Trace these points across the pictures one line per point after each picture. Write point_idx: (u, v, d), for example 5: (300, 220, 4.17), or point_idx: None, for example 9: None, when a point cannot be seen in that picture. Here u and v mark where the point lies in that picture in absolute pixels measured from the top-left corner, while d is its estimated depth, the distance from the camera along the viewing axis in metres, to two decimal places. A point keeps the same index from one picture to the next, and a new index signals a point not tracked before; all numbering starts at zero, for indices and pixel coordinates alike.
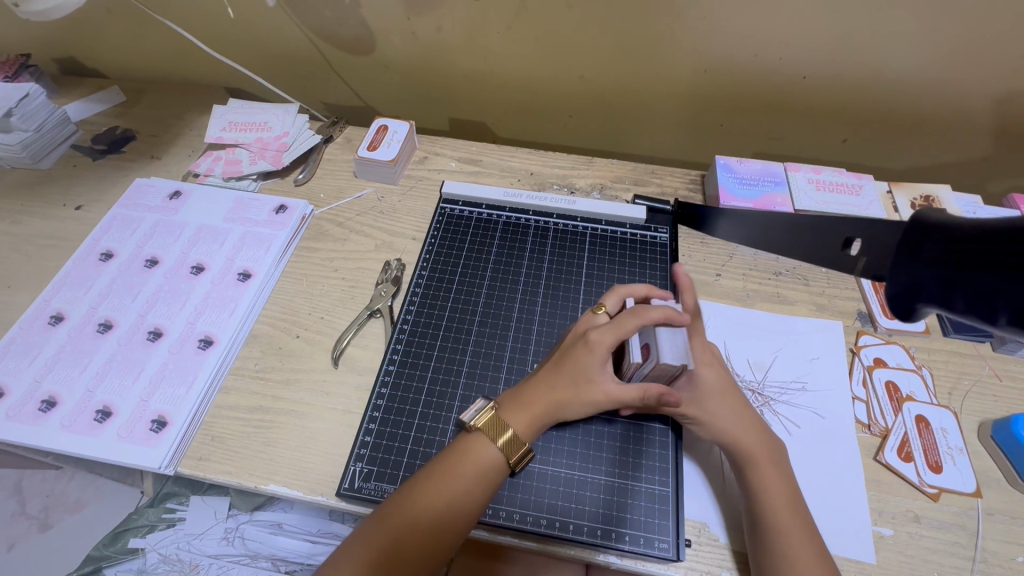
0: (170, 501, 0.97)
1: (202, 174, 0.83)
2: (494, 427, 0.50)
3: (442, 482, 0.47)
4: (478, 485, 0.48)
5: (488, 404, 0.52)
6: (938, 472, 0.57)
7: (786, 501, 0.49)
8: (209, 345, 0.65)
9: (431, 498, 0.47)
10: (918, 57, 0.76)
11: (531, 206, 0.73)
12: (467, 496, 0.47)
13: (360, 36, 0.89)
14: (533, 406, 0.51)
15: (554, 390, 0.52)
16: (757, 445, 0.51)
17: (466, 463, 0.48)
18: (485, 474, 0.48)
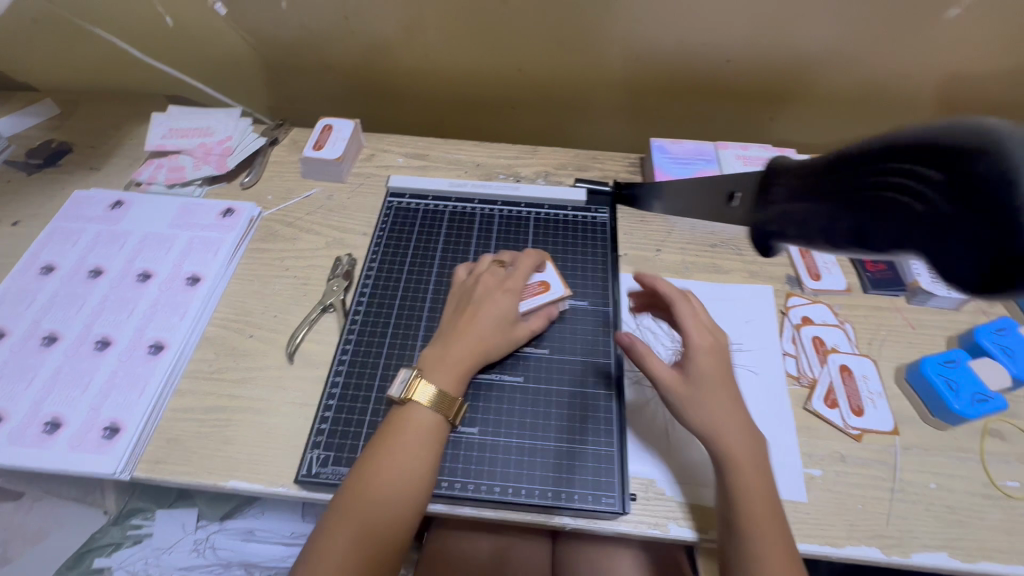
0: (135, 517, 0.96)
1: (144, 183, 0.82)
2: (419, 389, 0.53)
3: (385, 457, 0.49)
4: (423, 449, 0.51)
5: (412, 372, 0.54)
6: (860, 415, 0.62)
7: (761, 495, 0.49)
8: (160, 350, 0.65)
9: (383, 465, 0.49)
10: (827, 36, 0.82)
11: (476, 194, 0.76)
12: (416, 462, 0.50)
13: (299, 38, 0.90)
14: (455, 358, 0.55)
15: (477, 337, 0.56)
16: (741, 446, 0.51)
17: (405, 433, 0.51)
18: (423, 438, 0.51)
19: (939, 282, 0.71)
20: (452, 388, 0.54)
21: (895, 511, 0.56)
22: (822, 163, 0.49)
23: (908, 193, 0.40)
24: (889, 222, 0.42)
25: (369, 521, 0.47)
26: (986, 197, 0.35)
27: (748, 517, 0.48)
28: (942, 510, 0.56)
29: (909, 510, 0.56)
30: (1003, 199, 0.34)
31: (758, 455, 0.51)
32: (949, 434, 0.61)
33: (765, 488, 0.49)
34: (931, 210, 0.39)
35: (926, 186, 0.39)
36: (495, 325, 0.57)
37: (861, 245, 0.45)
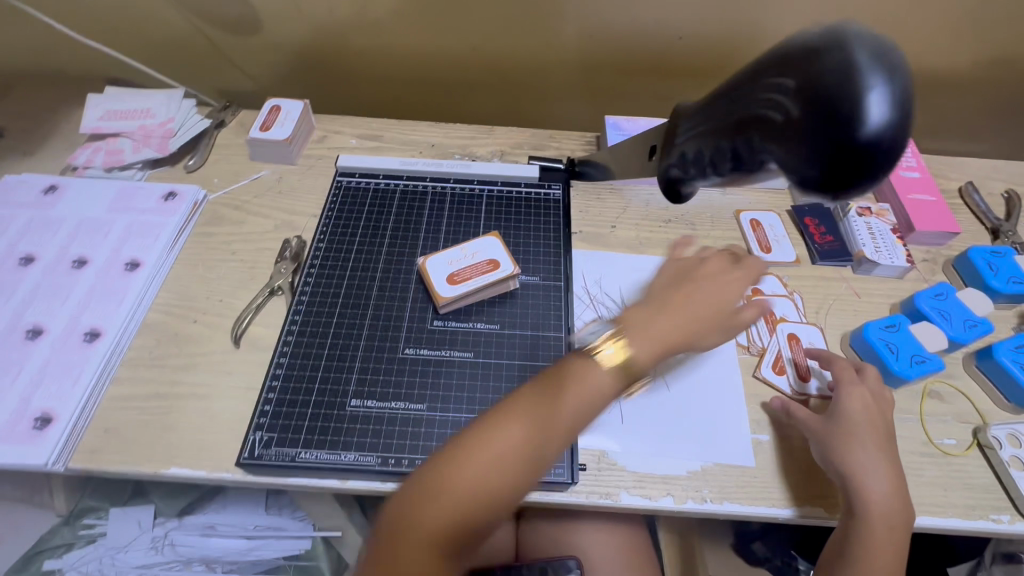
0: (88, 517, 0.94)
1: (80, 167, 0.79)
2: (534, 413, 0.44)
3: (476, 464, 0.42)
4: (523, 470, 0.42)
5: (533, 398, 0.44)
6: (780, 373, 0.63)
7: (886, 540, 0.50)
8: (96, 337, 0.62)
9: (462, 488, 0.41)
10: (774, 12, 0.83)
11: (428, 172, 0.74)
12: (511, 480, 0.42)
13: (244, 16, 0.87)
14: (567, 406, 0.44)
15: (574, 396, 0.45)
16: (895, 492, 0.52)
17: (505, 452, 0.42)
18: (525, 460, 0.43)
19: (883, 252, 0.73)
20: (572, 419, 0.44)
21: None
22: (713, 93, 0.48)
23: (769, 102, 0.40)
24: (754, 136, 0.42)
25: (429, 549, 0.40)
26: (826, 95, 0.36)
27: (876, 533, 0.50)
28: None
29: None
30: (840, 95, 0.36)
31: (900, 509, 0.52)
32: (891, 397, 0.63)
33: (896, 502, 0.52)
34: (786, 117, 0.39)
35: (781, 93, 0.39)
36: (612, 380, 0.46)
37: (739, 164, 0.45)
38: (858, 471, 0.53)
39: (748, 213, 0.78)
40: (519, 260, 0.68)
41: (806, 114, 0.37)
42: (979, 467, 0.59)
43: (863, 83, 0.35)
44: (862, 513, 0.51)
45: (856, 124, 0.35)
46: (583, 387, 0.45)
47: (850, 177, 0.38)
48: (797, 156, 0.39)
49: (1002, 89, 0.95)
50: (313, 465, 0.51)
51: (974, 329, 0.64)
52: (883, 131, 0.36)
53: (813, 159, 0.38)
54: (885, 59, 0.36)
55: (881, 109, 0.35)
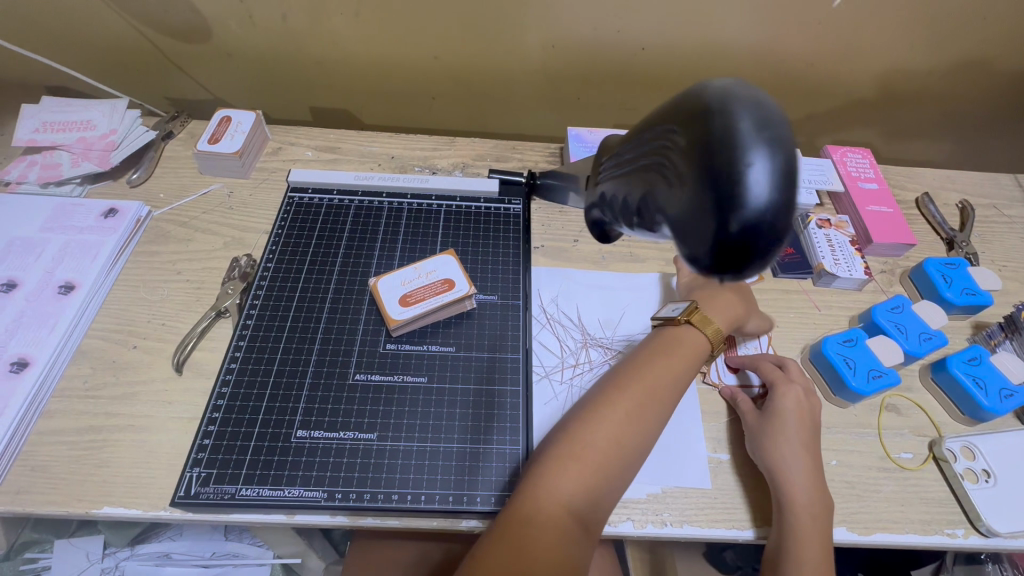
0: (31, 550, 0.88)
1: (13, 182, 0.74)
2: (613, 438, 0.49)
3: (561, 484, 0.46)
4: (603, 492, 0.47)
5: (610, 416, 0.50)
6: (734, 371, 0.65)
7: (812, 533, 0.50)
8: (24, 367, 0.58)
9: (568, 480, 0.46)
10: (736, 24, 0.83)
11: (384, 187, 0.72)
12: (597, 499, 0.47)
13: (192, 23, 0.83)
14: (631, 425, 0.50)
15: (635, 412, 0.51)
16: (816, 486, 0.53)
17: (586, 472, 0.47)
18: (604, 482, 0.47)
19: (842, 265, 0.73)
20: (640, 442, 0.50)
21: None
22: (632, 134, 0.43)
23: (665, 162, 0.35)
24: (650, 193, 0.37)
25: (546, 541, 0.43)
26: (710, 164, 0.31)
27: (802, 523, 0.51)
28: (841, 486, 0.58)
29: None
30: (726, 166, 0.30)
31: (822, 500, 0.52)
32: (849, 411, 0.63)
33: (817, 494, 0.53)
34: (676, 181, 0.34)
35: (675, 152, 0.34)
36: (662, 395, 0.53)
37: (641, 223, 0.40)
38: (780, 463, 0.54)
39: None
40: (477, 278, 0.66)
41: (689, 184, 0.32)
42: (935, 481, 0.59)
43: (741, 155, 0.30)
44: (786, 504, 0.52)
45: (731, 201, 0.30)
46: (652, 377, 0.53)
47: (734, 262, 0.31)
48: (685, 228, 0.33)
49: (956, 101, 0.97)
50: (254, 502, 0.49)
51: (929, 341, 0.65)
52: (764, 212, 0.30)
53: (696, 234, 0.32)
54: (774, 131, 0.30)
55: (761, 186, 0.29)
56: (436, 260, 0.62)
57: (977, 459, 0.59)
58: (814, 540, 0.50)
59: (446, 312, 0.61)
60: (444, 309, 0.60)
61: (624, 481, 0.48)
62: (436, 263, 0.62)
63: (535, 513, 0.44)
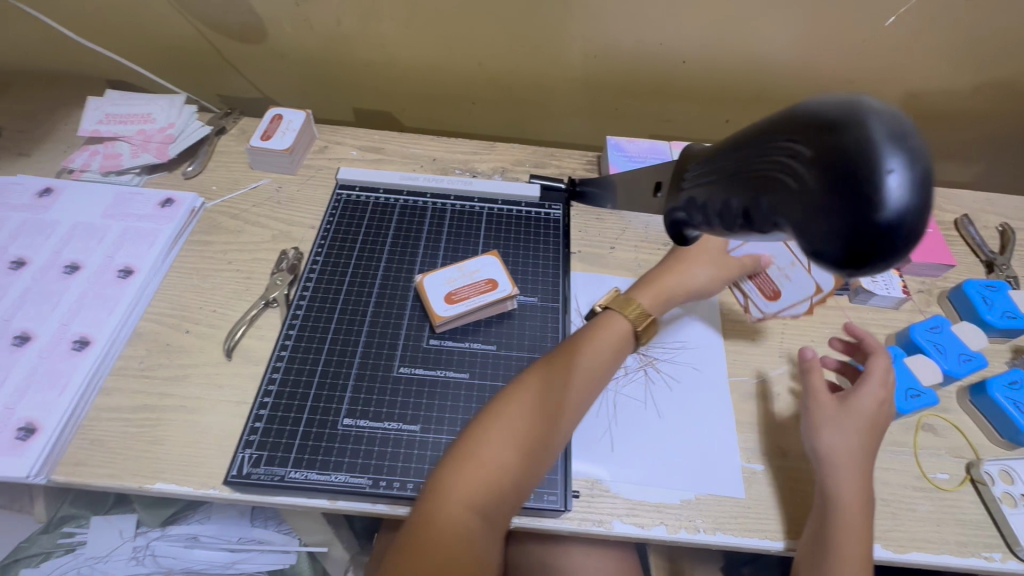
0: (69, 524, 0.93)
1: (77, 170, 0.78)
2: (513, 441, 0.50)
3: (459, 489, 0.47)
4: (506, 494, 0.48)
5: (510, 416, 0.51)
6: (773, 300, 0.67)
7: (854, 533, 0.50)
8: (86, 345, 0.61)
9: (468, 481, 0.47)
10: (776, 40, 0.84)
11: (428, 188, 0.74)
12: (497, 502, 0.48)
13: (248, 24, 0.87)
14: (531, 424, 0.51)
15: (537, 412, 0.51)
16: (864, 488, 0.53)
17: (486, 476, 0.48)
18: (505, 485, 0.48)
19: (879, 282, 0.73)
20: (541, 442, 0.50)
21: None
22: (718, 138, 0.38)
23: (781, 163, 0.28)
24: (739, 193, 0.31)
25: (445, 547, 0.44)
26: (838, 159, 0.25)
27: (841, 519, 0.51)
28: (877, 503, 0.58)
29: None
30: (858, 161, 0.24)
31: (868, 504, 0.52)
32: (886, 429, 0.63)
33: (865, 489, 0.52)
34: (802, 187, 0.27)
35: (783, 148, 0.29)
36: (567, 392, 0.53)
37: (723, 224, 0.34)
38: (835, 452, 0.54)
39: None
40: (518, 279, 0.68)
41: (825, 188, 0.25)
42: (972, 503, 0.59)
43: (878, 152, 0.24)
44: (830, 493, 0.52)
45: (861, 201, 0.24)
46: (555, 380, 0.54)
47: (853, 265, 0.26)
48: (793, 229, 0.27)
49: (999, 122, 0.96)
50: (301, 485, 0.50)
51: (967, 362, 0.64)
52: (901, 216, 0.24)
53: (808, 235, 0.27)
54: (913, 139, 0.25)
55: (900, 188, 0.24)
56: (473, 262, 0.64)
57: (1016, 483, 0.59)
58: (857, 538, 0.50)
59: (484, 312, 0.62)
60: (478, 310, 0.61)
61: (527, 483, 0.49)
62: (476, 264, 0.64)
63: (433, 518, 0.46)
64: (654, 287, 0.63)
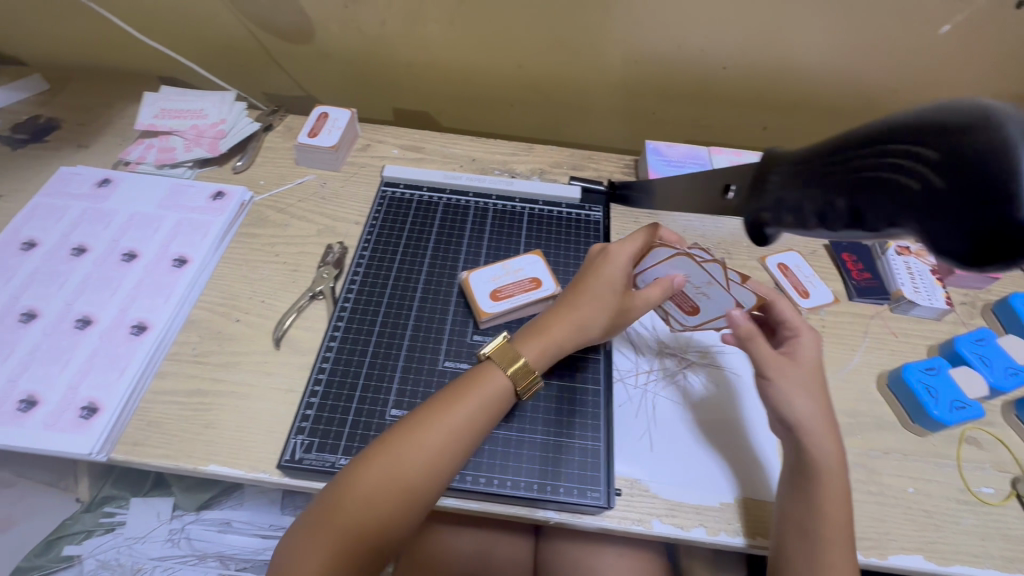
0: (109, 504, 0.95)
1: (133, 162, 0.81)
2: (404, 458, 0.48)
3: (353, 505, 0.47)
4: (400, 510, 0.48)
5: (401, 435, 0.50)
6: (808, 297, 0.73)
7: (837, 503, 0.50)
8: (143, 331, 0.64)
9: (360, 497, 0.47)
10: (819, 48, 0.84)
11: (471, 187, 0.76)
12: (391, 518, 0.47)
13: (297, 24, 0.89)
14: (426, 443, 0.49)
15: (432, 431, 0.50)
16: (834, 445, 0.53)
17: (381, 494, 0.47)
18: (404, 501, 0.48)
19: (922, 293, 0.72)
20: (437, 459, 0.49)
21: (873, 514, 0.57)
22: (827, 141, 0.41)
23: (896, 169, 0.34)
24: (879, 195, 0.35)
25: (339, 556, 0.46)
26: (982, 167, 0.29)
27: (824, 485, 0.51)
28: (919, 514, 0.57)
29: (888, 514, 0.57)
30: (1001, 168, 0.29)
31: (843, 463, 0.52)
32: (927, 440, 0.62)
33: (839, 454, 0.52)
34: (925, 188, 0.32)
35: (921, 155, 0.33)
36: (463, 413, 0.51)
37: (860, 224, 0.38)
38: (807, 418, 0.53)
39: (773, 258, 0.77)
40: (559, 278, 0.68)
41: (948, 188, 0.31)
42: (1017, 518, 0.58)
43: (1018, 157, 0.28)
44: (811, 461, 0.52)
45: (1009, 200, 0.28)
46: (449, 399, 0.52)
47: (997, 254, 0.30)
48: (941, 227, 0.32)
49: None
50: None
51: (1015, 376, 0.63)
52: None
53: (956, 231, 0.31)
54: None
55: None
56: (520, 263, 0.65)
57: None
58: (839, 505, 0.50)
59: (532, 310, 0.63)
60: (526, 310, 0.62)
61: (425, 498, 0.48)
62: (521, 265, 0.65)
63: (329, 529, 0.46)
64: (536, 335, 0.56)
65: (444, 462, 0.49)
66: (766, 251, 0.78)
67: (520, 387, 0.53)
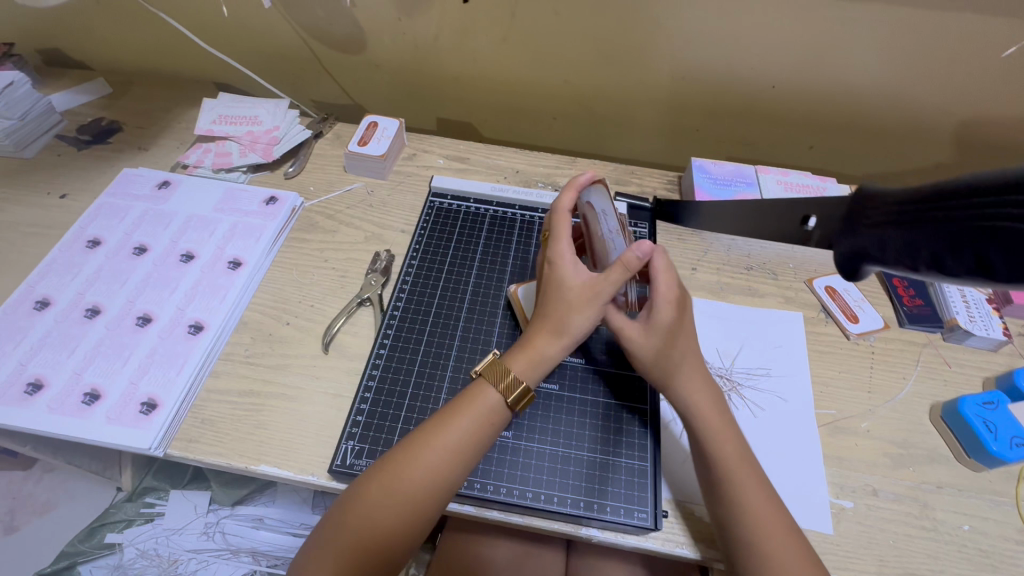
0: (149, 495, 0.98)
1: (191, 166, 0.84)
2: (403, 474, 0.49)
3: (356, 518, 0.48)
4: (402, 524, 0.49)
5: (403, 450, 0.51)
6: (856, 322, 0.72)
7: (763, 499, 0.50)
8: (200, 331, 0.66)
9: (362, 513, 0.48)
10: (872, 70, 0.82)
11: (517, 201, 0.78)
12: (393, 532, 0.48)
13: (350, 35, 0.92)
14: (424, 459, 0.50)
15: (430, 447, 0.50)
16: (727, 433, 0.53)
17: (383, 508, 0.48)
18: (405, 516, 0.49)
19: (978, 322, 0.70)
20: (435, 474, 0.50)
21: (926, 551, 0.55)
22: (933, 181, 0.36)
23: None
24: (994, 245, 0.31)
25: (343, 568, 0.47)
26: None
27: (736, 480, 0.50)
28: (975, 553, 0.55)
29: (941, 551, 0.55)
30: None
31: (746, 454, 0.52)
32: (983, 476, 0.60)
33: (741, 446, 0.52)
34: None
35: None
36: (462, 430, 0.51)
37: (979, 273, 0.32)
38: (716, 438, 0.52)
39: (820, 280, 0.76)
40: None
41: None
42: None
43: None
44: (714, 457, 0.52)
45: None
46: (448, 417, 0.52)
47: None
48: None
49: None
50: None
51: None
52: None
53: None
54: None
55: None
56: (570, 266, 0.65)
57: None
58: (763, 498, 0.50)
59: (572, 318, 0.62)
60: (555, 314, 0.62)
61: (424, 512, 0.49)
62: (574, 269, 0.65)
63: (335, 542, 0.48)
64: (519, 350, 0.55)
65: (443, 478, 0.50)
66: (814, 272, 0.77)
67: (508, 398, 0.52)
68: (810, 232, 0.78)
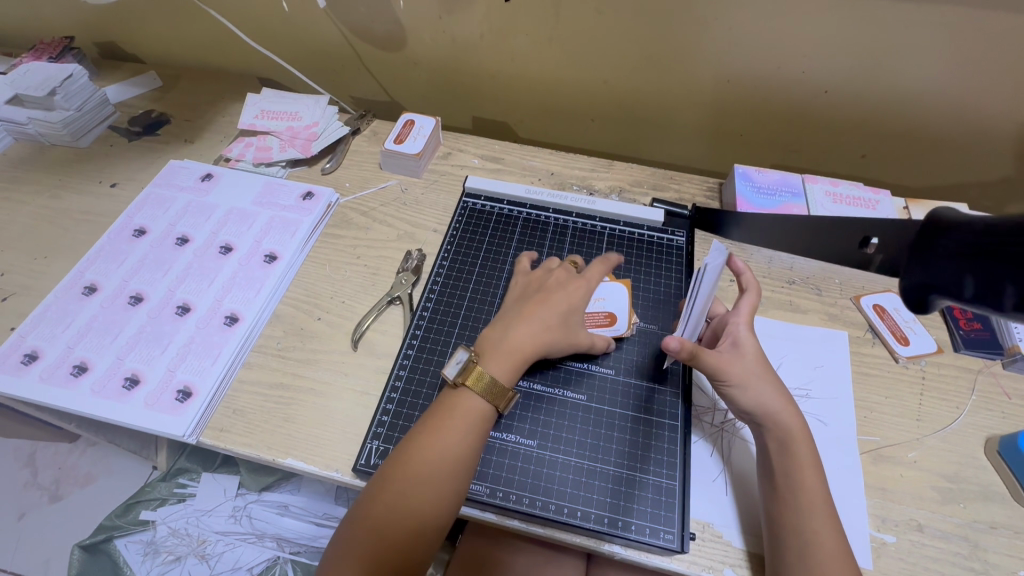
0: (182, 477, 1.02)
1: (233, 159, 0.86)
2: (401, 480, 0.49)
3: (362, 529, 0.48)
4: (408, 532, 0.48)
5: (398, 460, 0.50)
6: (906, 344, 0.68)
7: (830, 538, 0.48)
8: (235, 322, 0.67)
9: (368, 523, 0.48)
10: (936, 77, 0.77)
11: (551, 203, 0.77)
12: (401, 542, 0.47)
13: (390, 33, 0.92)
14: (420, 467, 0.49)
15: (423, 453, 0.50)
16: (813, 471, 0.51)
17: (384, 517, 0.48)
18: (412, 524, 0.48)
19: None
20: (434, 478, 0.49)
21: None
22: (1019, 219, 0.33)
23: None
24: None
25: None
26: None
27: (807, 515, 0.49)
28: None
29: None
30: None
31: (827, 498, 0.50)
32: None
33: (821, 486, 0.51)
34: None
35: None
36: (452, 431, 0.51)
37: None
38: (786, 440, 0.52)
39: (868, 297, 0.72)
40: (636, 301, 0.67)
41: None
42: None
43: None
44: (797, 493, 0.50)
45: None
46: (436, 421, 0.52)
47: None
48: None
49: None
50: None
51: None
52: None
53: None
54: None
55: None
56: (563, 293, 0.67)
57: None
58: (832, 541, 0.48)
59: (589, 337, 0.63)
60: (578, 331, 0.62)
61: (431, 518, 0.48)
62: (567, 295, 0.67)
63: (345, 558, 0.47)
64: (507, 355, 0.54)
65: (444, 481, 0.49)
66: (861, 288, 0.73)
67: (496, 403, 0.53)
68: (871, 255, 0.73)
